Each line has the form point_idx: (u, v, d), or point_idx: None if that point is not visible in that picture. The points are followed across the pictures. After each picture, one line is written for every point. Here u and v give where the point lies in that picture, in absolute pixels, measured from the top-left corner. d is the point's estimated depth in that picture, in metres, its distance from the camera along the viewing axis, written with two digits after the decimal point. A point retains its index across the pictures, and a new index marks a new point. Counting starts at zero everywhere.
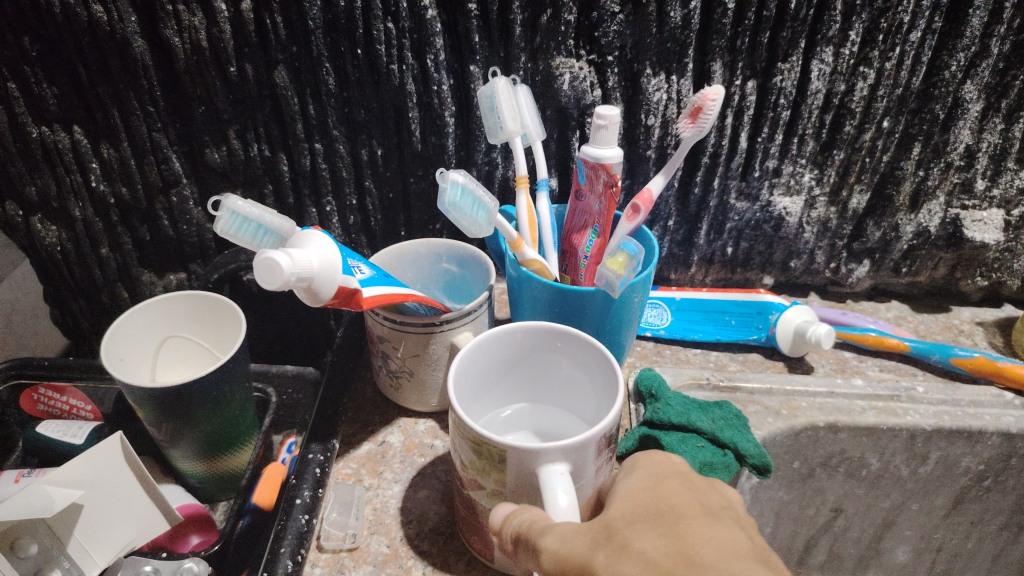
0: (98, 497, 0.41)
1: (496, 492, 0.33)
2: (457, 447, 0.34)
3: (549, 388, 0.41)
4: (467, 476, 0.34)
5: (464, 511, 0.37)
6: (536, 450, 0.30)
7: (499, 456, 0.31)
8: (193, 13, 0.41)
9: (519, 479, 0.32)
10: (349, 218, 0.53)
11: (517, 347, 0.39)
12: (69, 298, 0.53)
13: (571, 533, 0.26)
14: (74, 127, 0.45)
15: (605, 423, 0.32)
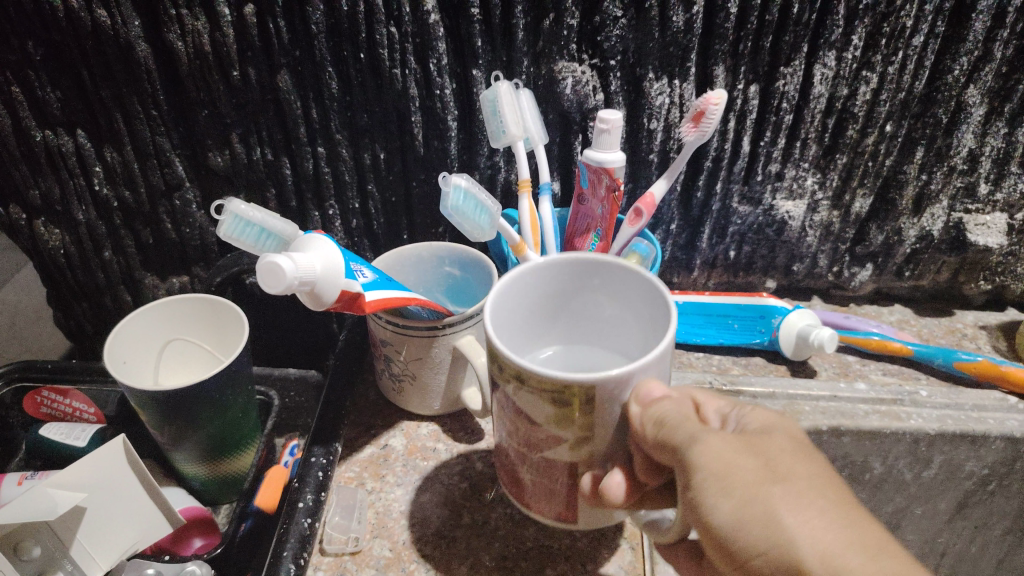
0: (100, 498, 0.41)
1: (577, 440, 0.29)
2: (520, 400, 0.29)
3: (586, 328, 0.38)
4: (538, 431, 0.30)
5: (513, 460, 0.33)
6: (629, 370, 0.27)
7: (586, 394, 0.27)
8: (197, 17, 0.41)
9: (606, 414, 0.28)
10: (353, 222, 0.53)
11: (557, 282, 0.35)
12: (72, 301, 0.53)
13: (739, 463, 0.25)
14: (78, 130, 0.45)
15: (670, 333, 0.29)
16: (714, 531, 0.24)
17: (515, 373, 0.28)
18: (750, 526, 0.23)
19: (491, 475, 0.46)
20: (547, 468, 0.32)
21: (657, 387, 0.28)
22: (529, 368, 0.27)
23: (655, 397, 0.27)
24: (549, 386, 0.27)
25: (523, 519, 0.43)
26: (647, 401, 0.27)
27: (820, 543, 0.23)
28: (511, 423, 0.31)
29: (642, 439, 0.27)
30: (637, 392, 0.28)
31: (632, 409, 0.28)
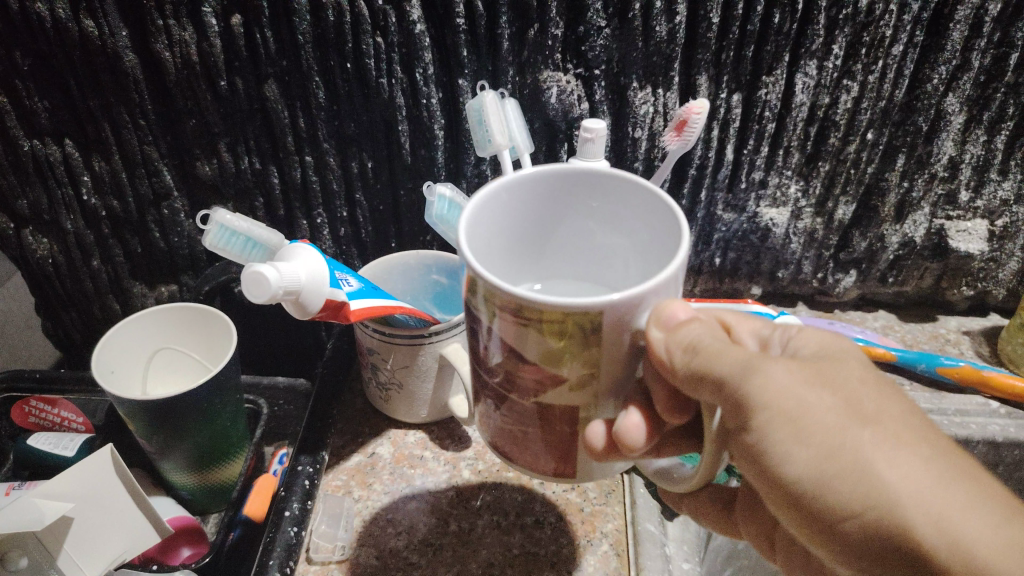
0: (87, 510, 0.42)
1: (580, 381, 0.26)
2: (508, 339, 0.25)
3: (578, 263, 0.33)
4: (528, 375, 0.26)
5: (499, 409, 0.29)
6: (642, 292, 0.23)
7: (587, 324, 0.23)
8: (184, 27, 0.42)
9: (615, 343, 0.24)
10: (340, 230, 0.53)
11: (553, 206, 0.30)
12: (59, 311, 0.53)
13: (815, 408, 0.25)
14: (66, 140, 0.45)
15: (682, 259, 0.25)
16: (792, 480, 0.25)
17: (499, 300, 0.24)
18: (830, 475, 0.24)
19: (479, 482, 0.47)
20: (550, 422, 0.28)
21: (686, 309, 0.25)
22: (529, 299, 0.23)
23: (685, 324, 0.25)
24: (546, 315, 0.23)
25: (507, 527, 0.44)
26: (675, 329, 0.24)
27: (921, 502, 0.24)
28: (501, 372, 0.27)
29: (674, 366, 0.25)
30: (660, 322, 0.24)
31: (656, 338, 0.24)
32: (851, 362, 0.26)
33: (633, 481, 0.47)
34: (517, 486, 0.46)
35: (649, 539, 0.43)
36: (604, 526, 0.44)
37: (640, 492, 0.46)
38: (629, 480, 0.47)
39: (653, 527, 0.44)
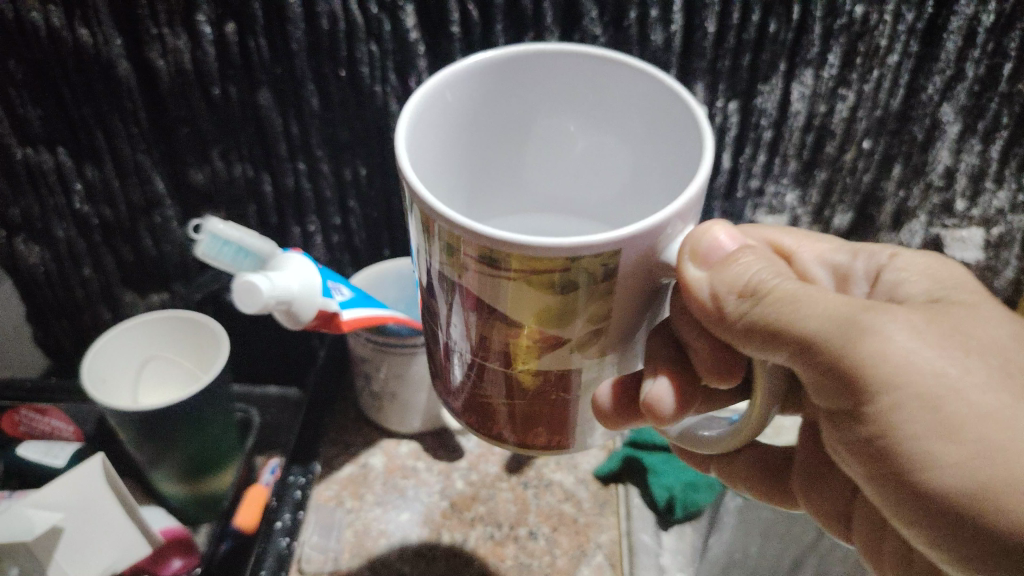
0: (79, 519, 0.44)
1: (584, 338, 0.28)
2: (506, 300, 0.26)
3: (556, 190, 0.36)
4: (525, 336, 0.28)
5: (485, 386, 0.31)
6: (646, 231, 0.25)
7: (589, 268, 0.25)
8: (178, 35, 0.41)
9: (631, 286, 0.27)
10: (333, 238, 0.53)
11: (497, 128, 0.34)
12: (51, 319, 0.51)
13: (968, 388, 0.27)
14: (58, 147, 0.43)
15: (693, 191, 0.27)
16: (954, 490, 0.27)
17: (491, 252, 0.25)
18: (994, 464, 0.26)
19: (473, 495, 0.49)
20: (543, 387, 0.30)
21: (719, 248, 0.29)
22: (533, 248, 0.24)
23: (716, 262, 0.28)
24: (546, 266, 0.25)
25: (500, 539, 0.47)
26: (709, 264, 0.28)
27: None
28: (493, 342, 0.28)
29: (721, 305, 0.29)
30: (698, 259, 0.28)
31: (696, 279, 0.28)
32: (991, 334, 0.29)
33: (629, 492, 0.48)
34: (511, 497, 0.49)
35: (644, 551, 0.46)
36: (597, 536, 0.47)
37: (636, 503, 0.48)
38: (624, 489, 0.49)
39: (649, 540, 0.46)
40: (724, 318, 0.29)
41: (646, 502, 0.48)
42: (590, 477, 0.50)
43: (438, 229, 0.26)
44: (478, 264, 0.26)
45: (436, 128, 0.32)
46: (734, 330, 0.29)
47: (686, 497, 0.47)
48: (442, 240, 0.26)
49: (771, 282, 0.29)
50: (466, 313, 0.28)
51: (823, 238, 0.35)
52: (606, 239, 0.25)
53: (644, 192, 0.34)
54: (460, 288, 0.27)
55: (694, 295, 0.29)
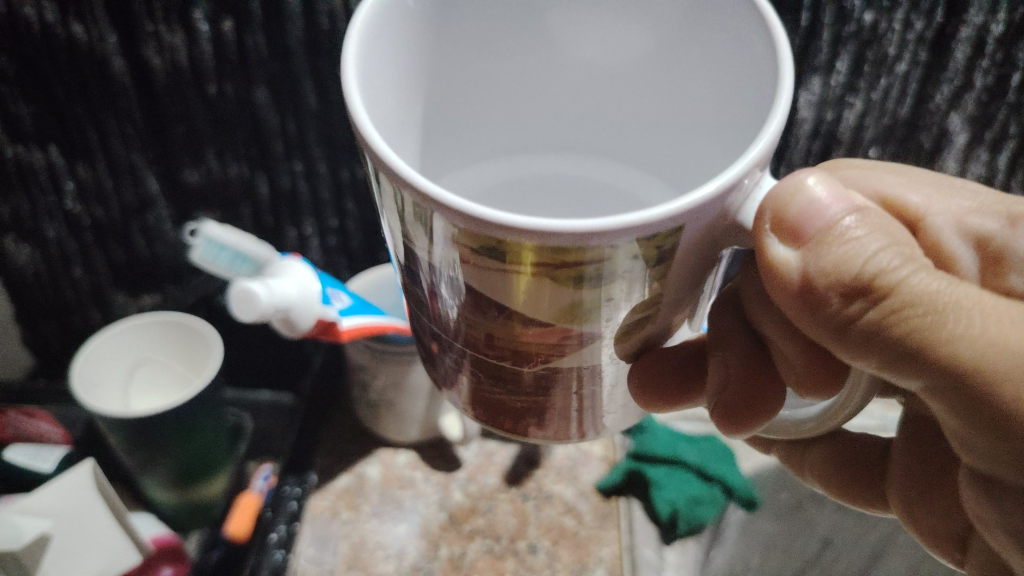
0: (67, 527, 0.43)
1: (630, 328, 0.24)
2: (526, 300, 0.22)
3: (544, 126, 0.31)
4: (550, 336, 0.23)
5: (494, 385, 0.26)
6: (703, 204, 0.20)
7: (630, 254, 0.20)
8: (174, 33, 0.40)
9: (683, 267, 0.22)
10: (329, 240, 0.52)
11: (469, 43, 0.27)
12: (39, 320, 0.49)
13: None
14: (50, 145, 0.42)
15: (756, 154, 0.21)
16: None
17: (496, 244, 0.20)
18: None
19: (471, 507, 0.48)
20: (564, 386, 0.26)
21: (818, 218, 0.24)
22: (557, 242, 0.19)
23: (813, 238, 0.24)
24: (572, 258, 0.20)
25: (500, 553, 0.46)
26: (804, 241, 0.24)
27: None
28: (503, 342, 0.24)
29: (817, 296, 0.25)
30: (790, 237, 0.24)
31: (786, 261, 0.24)
32: None
33: (630, 504, 0.48)
34: (510, 510, 0.48)
35: (646, 567, 0.45)
36: (599, 551, 0.46)
37: (637, 516, 0.47)
38: (626, 502, 0.48)
39: (651, 555, 0.45)
40: (825, 313, 0.25)
41: (648, 514, 0.47)
42: (591, 490, 0.49)
43: (426, 222, 0.21)
44: (482, 258, 0.21)
45: (392, 57, 0.25)
46: (840, 332, 0.25)
47: (690, 512, 0.46)
48: (434, 232, 0.21)
49: (899, 272, 0.24)
50: (467, 313, 0.23)
51: (959, 191, 0.30)
52: (650, 219, 0.19)
53: (656, 116, 0.29)
54: (463, 286, 0.22)
55: (793, 287, 0.25)
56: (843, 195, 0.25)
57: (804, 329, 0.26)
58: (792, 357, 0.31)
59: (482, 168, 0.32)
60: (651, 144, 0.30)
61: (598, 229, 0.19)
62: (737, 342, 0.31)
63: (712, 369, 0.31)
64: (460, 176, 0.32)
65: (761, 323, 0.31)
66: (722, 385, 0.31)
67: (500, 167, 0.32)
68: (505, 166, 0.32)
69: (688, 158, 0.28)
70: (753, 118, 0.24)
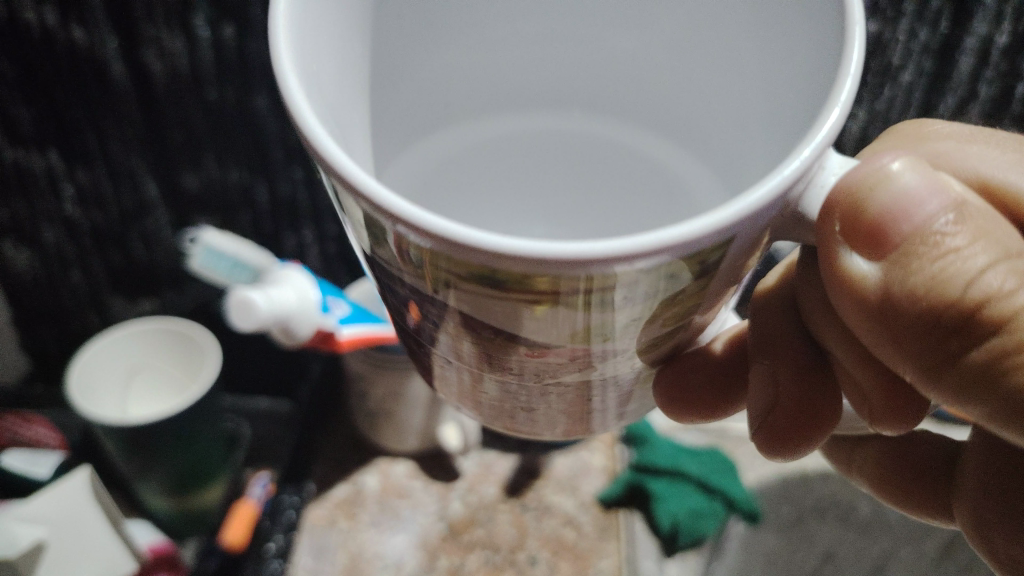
0: (63, 533, 0.42)
1: (654, 341, 0.20)
2: (527, 325, 0.17)
3: (558, 91, 0.29)
4: (550, 357, 0.19)
5: (486, 394, 0.22)
6: (761, 206, 0.16)
7: (666, 274, 0.16)
8: (175, 38, 0.40)
9: (726, 276, 0.18)
10: (329, 248, 0.52)
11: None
12: (37, 324, 0.49)
13: None
14: (50, 149, 0.41)
15: (822, 138, 0.17)
16: None
17: (490, 274, 0.16)
18: None
19: (470, 517, 0.48)
20: (561, 401, 0.21)
21: (904, 218, 0.21)
22: (552, 270, 0.15)
23: (897, 244, 0.21)
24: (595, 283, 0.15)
25: (499, 564, 0.46)
26: (885, 243, 0.21)
27: None
28: (502, 357, 0.19)
29: (898, 316, 0.21)
30: (862, 244, 0.21)
31: (865, 277, 0.22)
32: None
33: (630, 516, 0.47)
34: (509, 520, 0.48)
35: None
36: (598, 563, 0.46)
37: (638, 528, 0.47)
38: (626, 514, 0.48)
39: (652, 566, 0.45)
40: (909, 337, 0.22)
41: (649, 528, 0.47)
42: (592, 501, 0.49)
43: (384, 238, 0.17)
44: (473, 287, 0.16)
45: (333, 30, 0.21)
46: (934, 360, 0.21)
47: (690, 524, 0.45)
48: (400, 253, 0.17)
49: (1015, 297, 0.20)
50: (434, 323, 0.19)
51: None
52: (681, 236, 0.15)
53: (676, 68, 0.26)
54: (447, 308, 0.18)
55: (869, 304, 0.22)
56: (944, 185, 0.21)
57: (875, 347, 0.23)
58: (868, 390, 0.25)
59: (499, 132, 0.30)
60: (676, 99, 0.27)
61: (609, 255, 0.15)
62: (796, 356, 0.28)
63: (758, 378, 0.28)
64: (463, 148, 0.30)
65: (825, 334, 0.27)
66: (770, 405, 0.28)
67: (510, 143, 0.30)
68: (522, 131, 0.30)
69: (715, 122, 0.26)
70: (807, 91, 0.20)
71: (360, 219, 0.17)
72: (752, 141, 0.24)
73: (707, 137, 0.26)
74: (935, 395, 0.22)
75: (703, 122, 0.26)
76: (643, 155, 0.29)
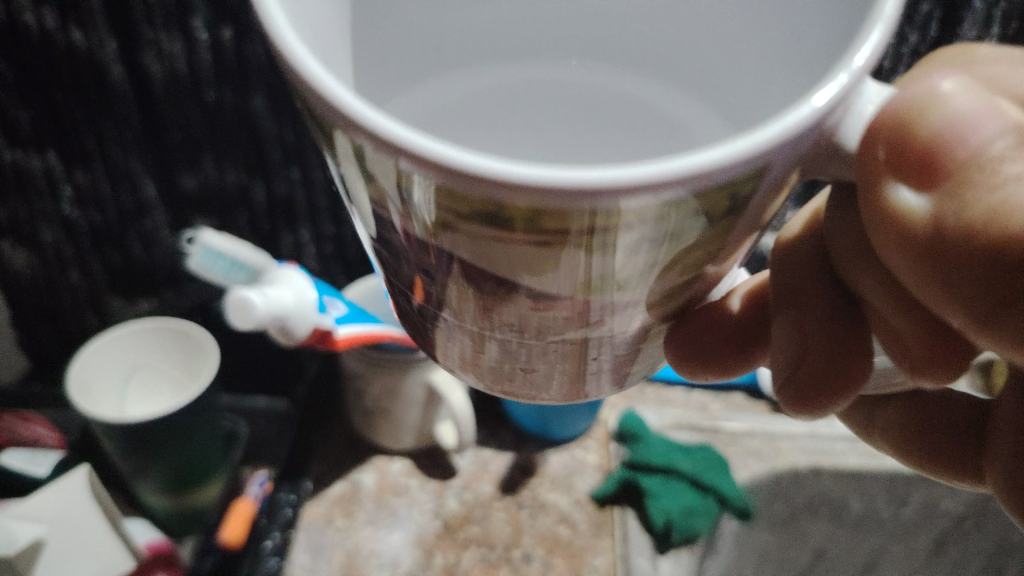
0: (61, 532, 0.43)
1: (669, 292, 0.17)
2: (531, 274, 0.15)
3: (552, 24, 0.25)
4: (553, 312, 0.16)
5: (479, 367, 0.19)
6: (800, 132, 0.13)
7: (687, 213, 0.13)
8: (173, 40, 0.40)
9: (755, 220, 0.15)
10: (326, 248, 0.52)
11: None
12: (35, 324, 0.49)
13: None
14: (49, 150, 0.42)
15: (864, 56, 0.14)
16: None
17: (494, 211, 0.13)
18: None
19: (466, 515, 0.48)
20: (551, 369, 0.19)
21: (959, 135, 0.15)
22: (561, 202, 0.12)
23: (949, 172, 0.15)
24: (604, 221, 0.13)
25: (494, 561, 0.46)
26: (926, 164, 0.15)
27: None
28: (509, 325, 0.17)
29: (945, 254, 0.15)
30: (904, 170, 0.15)
31: (913, 212, 0.15)
32: None
33: (624, 513, 0.48)
34: (504, 518, 0.48)
35: None
36: (593, 560, 0.46)
37: (632, 525, 0.47)
38: (620, 511, 0.48)
39: (646, 564, 0.45)
40: (958, 282, 0.15)
41: (643, 524, 0.47)
42: (586, 500, 0.49)
43: (372, 172, 0.14)
44: (472, 226, 0.13)
45: None
46: (989, 315, 0.15)
47: (684, 522, 0.45)
48: (388, 185, 0.14)
49: None
50: (422, 272, 0.16)
51: None
52: (710, 163, 0.12)
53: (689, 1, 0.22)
54: (438, 248, 0.15)
55: (915, 246, 0.15)
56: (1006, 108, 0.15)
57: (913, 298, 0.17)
58: (904, 335, 0.18)
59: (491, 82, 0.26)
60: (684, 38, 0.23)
61: (618, 185, 0.12)
62: (822, 306, 0.21)
63: (781, 335, 0.22)
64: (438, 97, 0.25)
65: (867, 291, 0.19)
66: (794, 360, 0.21)
67: (496, 86, 0.26)
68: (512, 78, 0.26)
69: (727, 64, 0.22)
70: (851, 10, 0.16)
71: (342, 159, 0.15)
72: (773, 87, 0.20)
73: (719, 81, 0.22)
74: (990, 348, 0.15)
75: (712, 64, 0.22)
76: (646, 104, 0.25)
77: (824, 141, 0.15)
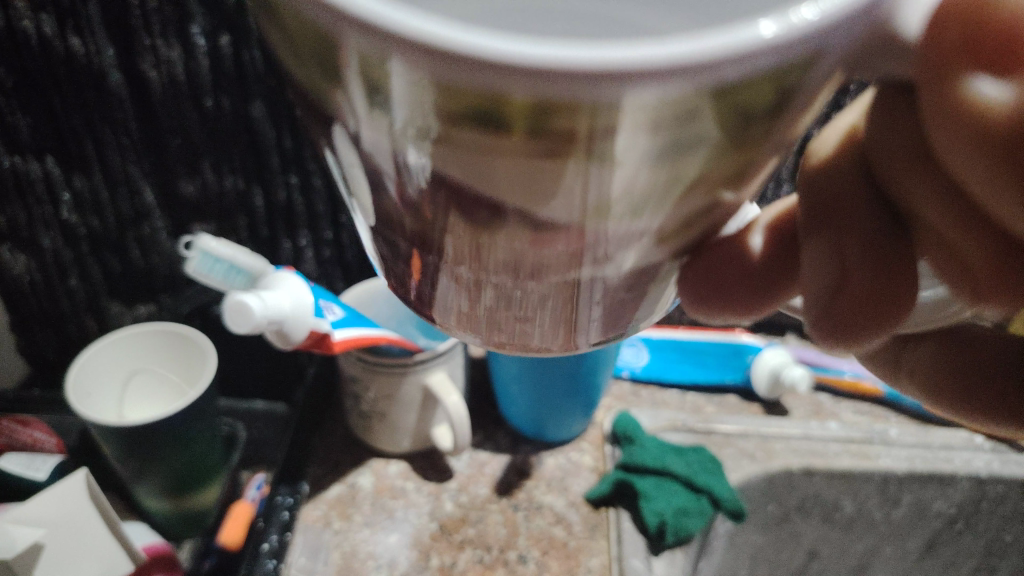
0: (59, 537, 0.43)
1: (685, 223, 0.15)
2: (519, 201, 0.13)
3: None
4: (550, 252, 0.14)
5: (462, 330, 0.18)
6: (853, 15, 0.12)
7: (715, 114, 0.11)
8: (171, 47, 0.40)
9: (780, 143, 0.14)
10: (324, 252, 0.52)
11: None
12: (34, 327, 0.50)
13: None
14: (47, 156, 0.42)
15: None
16: None
17: (484, 108, 0.11)
18: None
19: (462, 517, 0.49)
20: (543, 321, 0.17)
21: None
22: (574, 92, 0.10)
23: None
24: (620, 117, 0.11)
25: (490, 563, 0.46)
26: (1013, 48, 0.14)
27: None
28: (491, 291, 0.16)
29: None
30: (980, 54, 0.14)
31: (993, 103, 0.14)
32: None
33: (619, 514, 0.48)
34: (500, 520, 0.49)
35: None
36: (587, 562, 0.46)
37: (626, 527, 0.47)
38: (614, 513, 0.48)
39: (639, 564, 0.45)
40: None
41: (637, 526, 0.47)
42: (581, 501, 0.50)
43: (346, 77, 0.12)
44: (462, 134, 0.12)
45: None
46: None
47: (677, 523, 0.46)
48: (372, 123, 0.13)
49: None
50: (407, 208, 0.15)
51: None
52: (740, 49, 0.10)
53: None
54: (422, 179, 0.13)
55: (998, 141, 0.14)
56: None
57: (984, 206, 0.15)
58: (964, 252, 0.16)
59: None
60: None
61: (638, 65, 0.10)
62: (867, 221, 0.18)
63: (812, 259, 0.19)
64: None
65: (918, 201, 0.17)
66: (833, 287, 0.18)
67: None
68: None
69: None
70: None
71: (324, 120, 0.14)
72: None
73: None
74: None
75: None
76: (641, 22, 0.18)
77: (884, 28, 0.14)
